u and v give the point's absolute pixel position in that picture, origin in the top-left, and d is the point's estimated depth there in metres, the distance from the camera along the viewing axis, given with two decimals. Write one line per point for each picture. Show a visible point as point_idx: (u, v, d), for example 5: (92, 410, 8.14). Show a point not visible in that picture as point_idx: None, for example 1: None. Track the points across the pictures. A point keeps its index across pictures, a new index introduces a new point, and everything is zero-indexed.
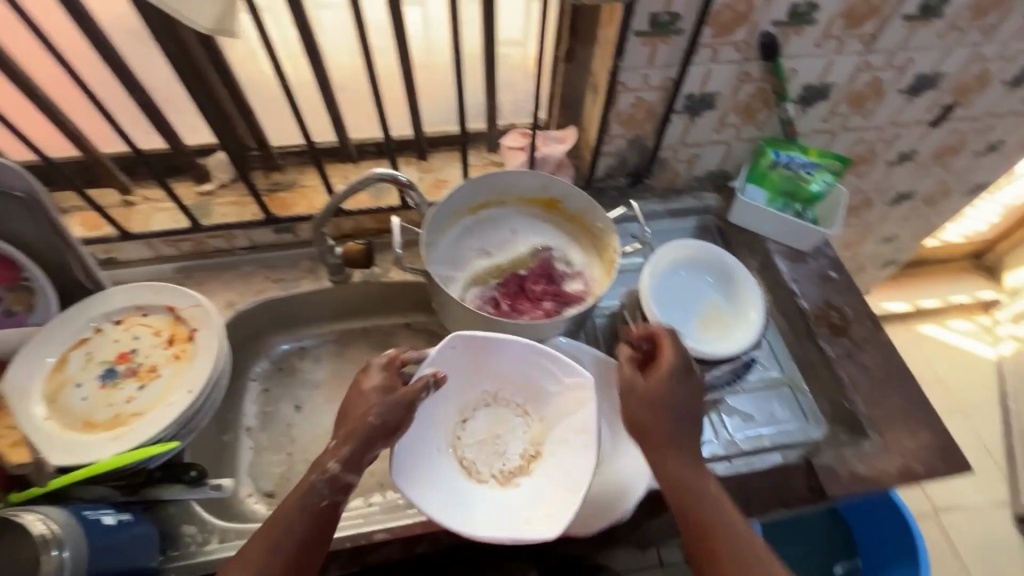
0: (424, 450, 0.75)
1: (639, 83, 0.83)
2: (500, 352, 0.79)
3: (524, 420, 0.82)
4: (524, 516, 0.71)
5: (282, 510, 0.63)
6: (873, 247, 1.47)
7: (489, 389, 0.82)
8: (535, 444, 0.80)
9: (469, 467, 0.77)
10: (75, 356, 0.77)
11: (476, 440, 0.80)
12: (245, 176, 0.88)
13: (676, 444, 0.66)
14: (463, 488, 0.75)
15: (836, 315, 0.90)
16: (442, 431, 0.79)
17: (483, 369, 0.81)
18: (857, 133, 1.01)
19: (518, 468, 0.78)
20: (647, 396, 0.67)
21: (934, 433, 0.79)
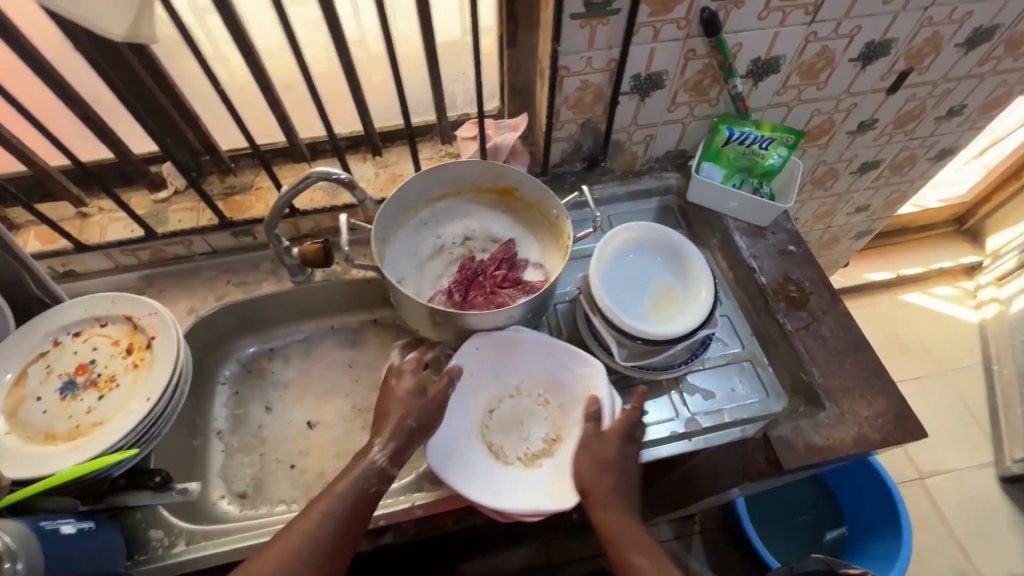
0: (454, 436, 0.77)
1: (582, 66, 0.82)
2: (519, 339, 0.82)
3: (548, 407, 0.82)
4: (547, 491, 0.74)
5: (335, 497, 0.65)
6: (845, 219, 1.47)
7: (513, 378, 0.84)
8: (558, 429, 0.80)
9: (496, 451, 0.78)
10: (35, 370, 0.78)
11: (503, 427, 0.81)
12: (191, 182, 0.87)
13: (624, 504, 0.71)
14: (489, 469, 0.76)
15: (794, 289, 0.90)
16: (469, 419, 0.80)
17: (505, 358, 0.83)
18: (812, 104, 1.01)
19: (542, 452, 0.79)
20: (599, 461, 0.72)
21: (890, 399, 0.80)
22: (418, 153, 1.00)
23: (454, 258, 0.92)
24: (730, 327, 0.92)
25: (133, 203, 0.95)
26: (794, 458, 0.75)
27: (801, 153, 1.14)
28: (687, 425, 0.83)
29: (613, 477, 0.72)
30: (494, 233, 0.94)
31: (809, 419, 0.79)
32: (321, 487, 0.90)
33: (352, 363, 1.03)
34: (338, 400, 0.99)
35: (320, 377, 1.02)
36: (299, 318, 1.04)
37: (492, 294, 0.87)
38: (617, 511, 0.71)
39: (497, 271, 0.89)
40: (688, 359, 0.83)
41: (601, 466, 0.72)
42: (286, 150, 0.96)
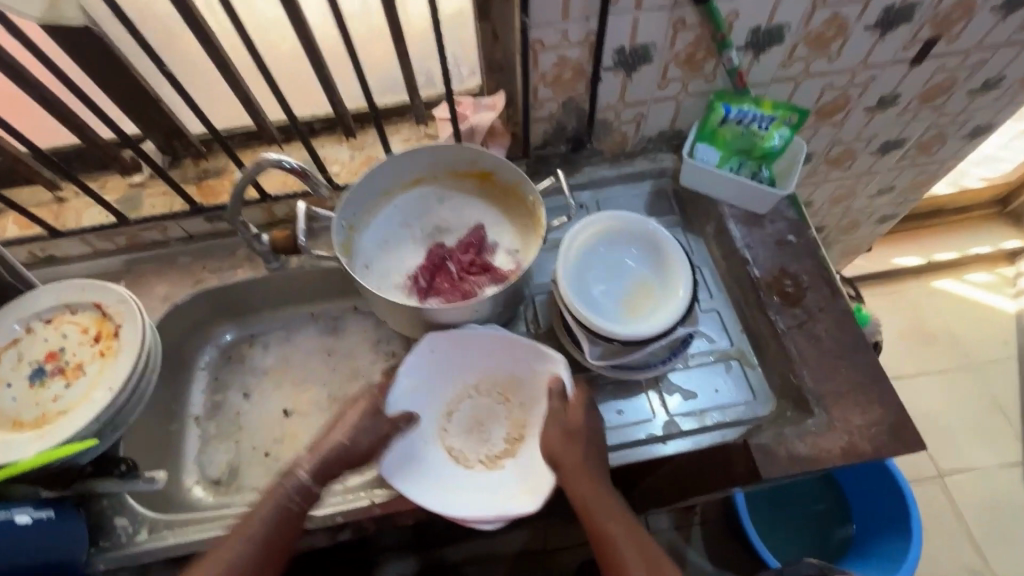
0: (410, 443, 0.75)
1: (557, 39, 0.76)
2: (475, 337, 0.79)
3: (508, 405, 0.80)
4: (512, 492, 0.72)
5: (256, 518, 0.65)
6: (866, 202, 1.36)
7: (471, 378, 0.81)
8: (520, 428, 0.78)
9: (456, 455, 0.76)
10: (7, 357, 0.79)
11: (463, 428, 0.78)
12: (156, 167, 0.85)
13: (595, 473, 0.70)
14: (448, 474, 0.74)
15: (790, 283, 0.83)
16: (426, 424, 0.78)
17: (461, 357, 0.80)
18: (824, 78, 0.91)
19: (505, 452, 0.76)
20: (567, 430, 0.71)
21: (885, 407, 0.74)
22: (395, 135, 0.95)
23: (421, 241, 0.89)
24: (719, 322, 0.87)
25: (109, 188, 0.94)
26: (774, 468, 0.71)
27: (813, 131, 1.04)
28: (666, 428, 0.78)
29: (581, 446, 0.70)
30: (465, 215, 0.90)
31: (794, 427, 0.73)
32: None
33: (331, 350, 1.01)
34: (314, 388, 0.97)
35: (297, 364, 1.00)
36: (278, 305, 1.02)
37: (458, 283, 0.84)
38: (588, 481, 0.69)
39: (464, 257, 0.85)
40: (668, 358, 0.78)
41: (569, 436, 0.71)
42: (257, 133, 0.92)
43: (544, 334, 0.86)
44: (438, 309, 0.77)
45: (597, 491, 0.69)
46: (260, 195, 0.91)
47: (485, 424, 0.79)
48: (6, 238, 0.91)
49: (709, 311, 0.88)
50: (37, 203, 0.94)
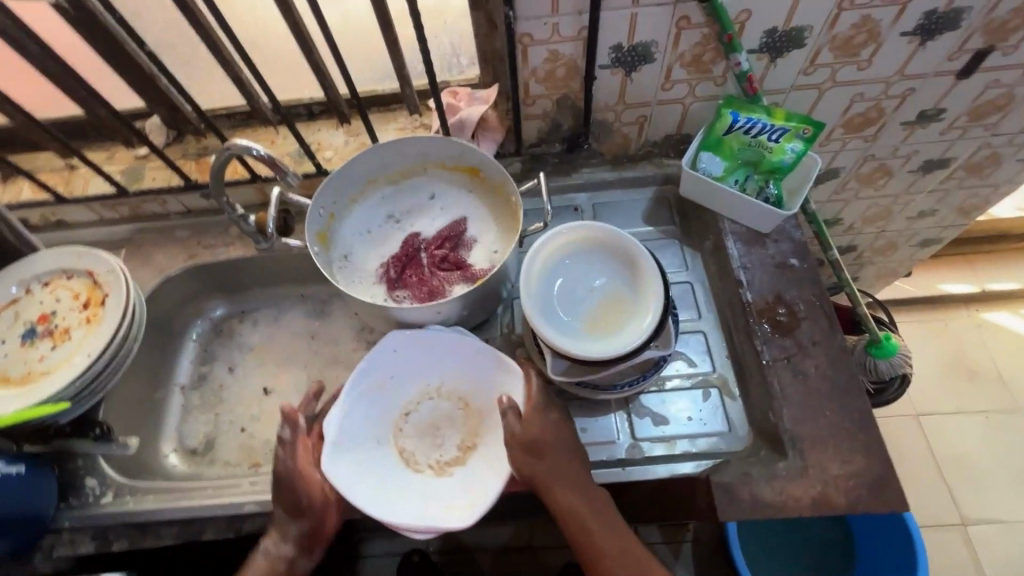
0: (362, 440, 0.76)
1: (547, 33, 0.72)
2: (438, 341, 0.79)
3: (465, 414, 0.80)
4: (451, 503, 0.72)
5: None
6: (905, 223, 1.24)
7: (433, 381, 0.81)
8: (472, 438, 0.78)
9: (407, 457, 0.77)
10: (6, 315, 0.84)
11: (416, 432, 0.79)
12: (150, 143, 0.87)
13: (573, 480, 0.69)
14: (394, 477, 0.75)
15: (784, 312, 0.77)
16: (382, 422, 0.79)
17: (424, 360, 0.81)
18: (852, 88, 0.83)
19: (455, 460, 0.77)
20: (531, 445, 0.69)
21: (871, 457, 0.68)
22: (391, 122, 0.93)
23: (398, 230, 0.88)
24: (703, 345, 0.81)
25: (116, 159, 0.97)
26: (734, 509, 0.67)
27: (841, 144, 0.95)
28: (628, 451, 0.74)
29: (550, 458, 0.69)
30: (448, 207, 0.88)
31: (762, 467, 0.68)
32: (264, 455, 0.91)
33: (315, 334, 1.01)
34: (295, 369, 0.98)
35: (281, 344, 1.01)
36: (269, 284, 1.04)
37: (427, 277, 0.83)
38: (568, 491, 0.69)
39: (438, 251, 0.84)
40: (639, 379, 0.74)
41: (532, 449, 0.69)
42: (253, 113, 0.93)
43: (517, 340, 0.84)
44: (405, 307, 0.75)
45: (578, 503, 0.69)
46: (250, 175, 0.91)
47: (440, 429, 0.80)
48: (18, 200, 0.95)
49: (693, 333, 0.82)
50: (50, 169, 0.98)
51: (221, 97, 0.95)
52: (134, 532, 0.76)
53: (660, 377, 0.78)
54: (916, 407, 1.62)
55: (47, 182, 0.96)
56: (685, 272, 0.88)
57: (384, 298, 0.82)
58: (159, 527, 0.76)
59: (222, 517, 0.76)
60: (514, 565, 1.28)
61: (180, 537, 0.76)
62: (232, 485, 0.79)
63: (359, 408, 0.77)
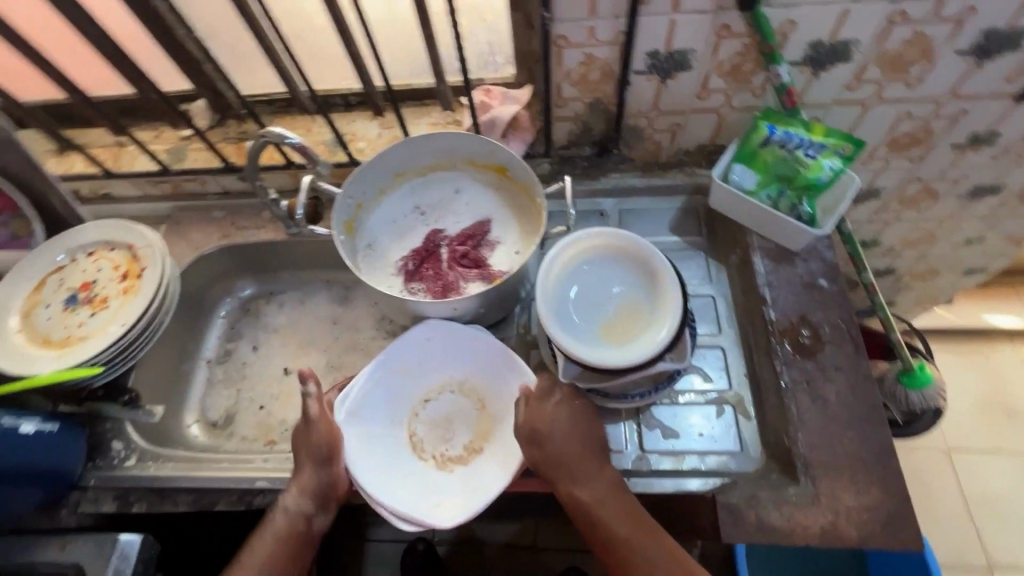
0: (376, 418, 0.79)
1: (583, 36, 0.71)
2: (466, 337, 0.80)
3: (480, 415, 0.81)
4: (442, 501, 0.74)
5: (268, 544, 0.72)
6: (949, 250, 1.18)
7: (457, 374, 0.82)
8: (480, 441, 0.79)
9: (415, 442, 0.79)
10: (51, 281, 0.88)
11: (430, 420, 0.81)
12: (193, 125, 0.90)
13: (577, 464, 0.69)
14: (398, 459, 0.77)
15: (808, 333, 0.75)
16: (400, 402, 0.81)
17: (449, 353, 0.82)
18: (899, 106, 0.79)
19: (457, 458, 0.78)
20: (531, 434, 0.69)
21: (887, 491, 0.65)
22: (424, 117, 0.94)
23: (421, 220, 0.89)
24: (721, 360, 0.80)
25: (162, 138, 1.01)
26: (738, 532, 0.65)
27: (884, 164, 0.91)
28: (635, 462, 0.73)
29: (556, 447, 0.69)
30: (474, 205, 0.89)
31: (771, 492, 0.67)
32: (279, 434, 0.93)
33: (336, 320, 1.03)
34: (315, 353, 1.00)
35: (303, 327, 1.04)
36: (297, 268, 1.06)
37: (444, 272, 0.84)
38: (572, 477, 0.69)
39: (459, 248, 0.85)
40: (651, 390, 0.73)
41: (535, 439, 0.69)
42: (292, 101, 0.95)
43: (532, 341, 0.84)
44: (423, 301, 0.76)
45: (583, 488, 0.68)
46: (285, 161, 0.94)
47: (453, 423, 0.81)
48: (71, 173, 1.01)
49: (711, 347, 0.81)
50: (102, 145, 1.03)
51: (264, 84, 0.98)
52: (153, 497, 0.80)
53: (673, 390, 0.77)
54: (949, 442, 1.55)
55: (98, 157, 1.01)
56: (708, 285, 0.86)
57: (400, 288, 0.83)
58: (176, 494, 0.80)
59: (235, 490, 0.79)
60: (517, 562, 1.29)
61: (195, 505, 0.79)
62: (248, 462, 0.82)
63: (381, 386, 0.80)
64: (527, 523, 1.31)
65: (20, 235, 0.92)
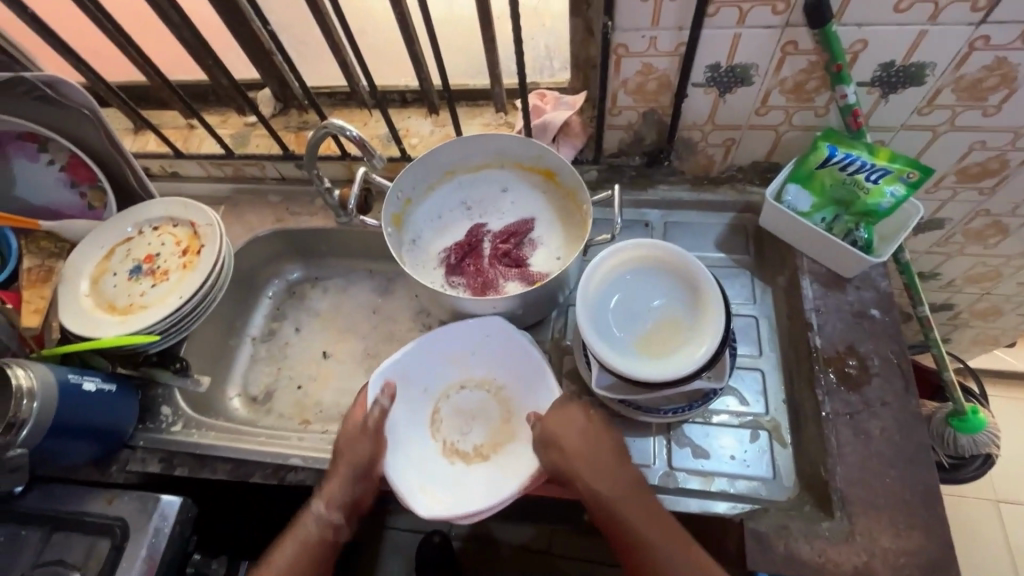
0: (411, 387, 0.81)
1: (644, 46, 0.71)
2: (512, 346, 0.80)
3: (503, 425, 0.81)
4: (425, 488, 0.75)
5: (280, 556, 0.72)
6: (1016, 290, 1.11)
7: (498, 378, 0.83)
8: (490, 449, 0.80)
9: (436, 421, 0.82)
10: (119, 251, 0.94)
11: (457, 405, 0.83)
12: (258, 112, 0.95)
13: (594, 463, 0.68)
14: (414, 431, 0.80)
15: (855, 364, 0.72)
16: (438, 379, 0.84)
17: (493, 351, 0.82)
18: (973, 135, 0.75)
19: (461, 453, 0.80)
20: (545, 440, 0.71)
21: (928, 537, 0.62)
22: (476, 118, 0.96)
23: (467, 214, 0.90)
24: (759, 384, 0.78)
25: (228, 123, 1.07)
26: (764, 560, 0.63)
27: (951, 193, 0.87)
28: (662, 478, 0.72)
29: (568, 443, 0.69)
30: (518, 205, 0.90)
31: (804, 524, 0.65)
32: (313, 415, 0.97)
33: (376, 309, 1.06)
34: (353, 340, 1.04)
35: (344, 313, 1.07)
36: (343, 256, 1.10)
37: (485, 269, 0.85)
38: (592, 476, 0.68)
39: (501, 245, 0.86)
40: (684, 408, 0.72)
41: (550, 444, 0.71)
42: (352, 95, 0.99)
43: (566, 347, 0.84)
44: (463, 297, 0.78)
45: (603, 485, 0.67)
46: (341, 152, 0.97)
47: (476, 420, 0.82)
48: (145, 151, 1.07)
49: (750, 370, 0.79)
50: (174, 127, 1.09)
51: (327, 78, 1.02)
52: (194, 462, 0.83)
53: (707, 410, 0.76)
54: (999, 493, 1.45)
55: (170, 137, 1.07)
56: (751, 305, 0.84)
57: (441, 281, 0.85)
58: (215, 462, 0.83)
59: (270, 465, 0.82)
60: (531, 566, 1.29)
61: (231, 474, 0.82)
62: (286, 440, 0.86)
63: (429, 358, 0.82)
64: (544, 528, 1.31)
65: (96, 207, 0.97)
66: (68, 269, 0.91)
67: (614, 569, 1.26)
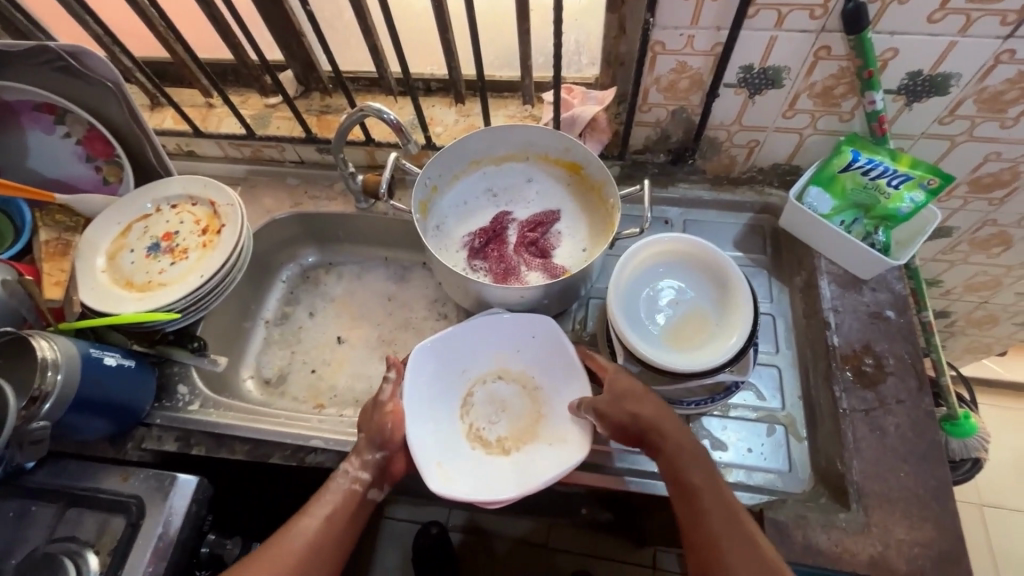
0: (450, 367, 0.83)
1: (681, 45, 0.72)
2: (552, 349, 0.81)
3: (530, 423, 0.81)
4: (440, 464, 0.75)
5: (321, 504, 0.71)
6: (1013, 300, 1.14)
7: (536, 377, 0.84)
8: (512, 444, 0.80)
9: (467, 405, 0.83)
10: (136, 228, 0.93)
11: (491, 393, 0.84)
12: (285, 93, 0.94)
13: (669, 421, 0.67)
14: (444, 410, 0.81)
15: (871, 362, 0.75)
16: (477, 363, 0.85)
17: (532, 348, 0.83)
18: (990, 145, 0.78)
19: (485, 440, 0.80)
20: (625, 391, 0.69)
21: (941, 530, 0.64)
22: (502, 109, 0.96)
23: (492, 201, 0.91)
24: (776, 381, 0.80)
25: (248, 104, 1.06)
26: (784, 550, 0.65)
27: (962, 203, 0.90)
28: None
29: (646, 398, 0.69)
30: (543, 195, 0.91)
31: (821, 514, 0.67)
32: (328, 399, 0.97)
33: (391, 296, 1.06)
34: (367, 326, 1.03)
35: (359, 299, 1.07)
36: (360, 242, 1.10)
37: (509, 256, 0.86)
38: (666, 432, 0.66)
39: (528, 234, 0.87)
40: (705, 400, 0.73)
41: (626, 399, 0.69)
42: (378, 81, 0.99)
43: (588, 338, 0.85)
44: (489, 284, 0.79)
45: (680, 440, 0.66)
46: (365, 138, 0.97)
47: (506, 411, 0.83)
48: (162, 128, 1.06)
49: (768, 366, 0.81)
50: (193, 105, 1.08)
51: (353, 63, 1.02)
52: (211, 441, 0.84)
53: (725, 403, 0.78)
54: (983, 497, 1.49)
55: (189, 115, 1.06)
56: (770, 303, 0.87)
57: (464, 264, 0.86)
58: (233, 442, 0.83)
59: (289, 446, 0.82)
60: (529, 559, 1.29)
61: (249, 454, 0.82)
62: (306, 421, 0.85)
63: (472, 340, 0.83)
64: (542, 522, 1.32)
65: (110, 181, 0.95)
66: (84, 244, 0.89)
67: (602, 560, 1.28)
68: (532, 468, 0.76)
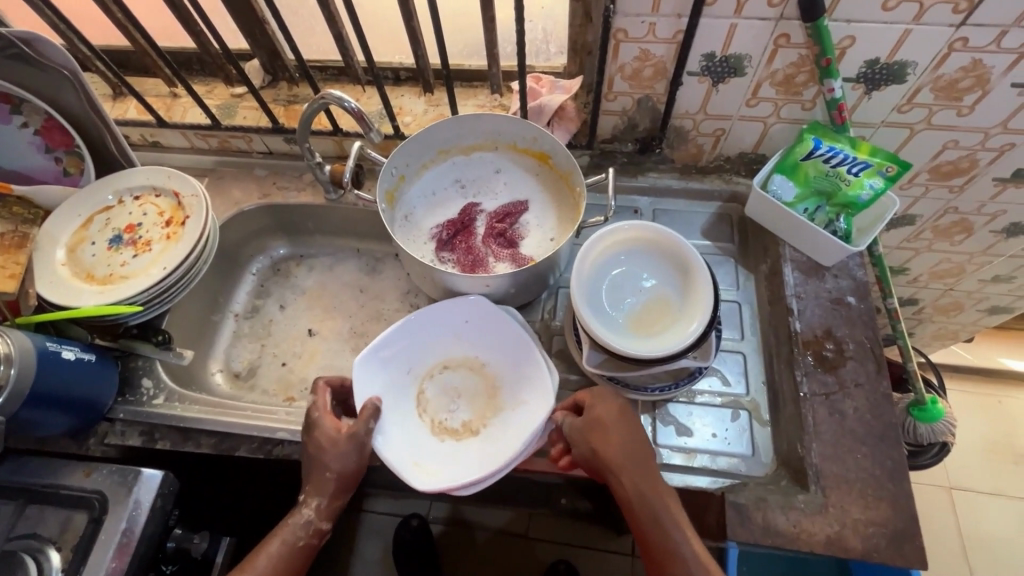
0: (394, 368, 0.82)
1: (642, 32, 0.73)
2: (496, 326, 0.82)
3: (488, 399, 0.82)
4: (415, 463, 0.75)
5: (264, 555, 0.69)
6: (977, 286, 1.17)
7: (480, 356, 0.84)
8: (479, 423, 0.80)
9: (422, 403, 0.82)
10: (97, 219, 0.91)
11: (442, 384, 0.84)
12: (249, 82, 0.93)
13: (638, 452, 0.67)
14: (405, 411, 0.80)
15: (832, 348, 0.76)
16: (421, 358, 0.84)
17: (478, 330, 0.84)
18: (947, 133, 0.79)
19: (452, 430, 0.80)
20: (592, 424, 0.68)
21: (896, 509, 0.66)
22: (471, 99, 0.96)
23: (461, 192, 0.91)
24: (741, 366, 0.81)
25: (214, 94, 1.04)
26: (745, 531, 0.66)
27: (923, 190, 0.91)
28: None
29: (615, 433, 0.67)
30: (513, 187, 0.91)
31: (780, 496, 0.68)
32: (298, 391, 0.96)
33: (363, 288, 1.05)
34: (339, 318, 1.03)
35: (331, 292, 1.06)
36: (332, 234, 1.09)
37: (477, 248, 0.86)
38: (632, 462, 0.66)
39: (496, 225, 0.87)
40: (670, 386, 0.74)
41: (596, 428, 0.68)
42: (346, 70, 0.98)
43: (556, 328, 0.85)
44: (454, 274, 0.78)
45: (645, 471, 0.66)
46: (333, 128, 0.96)
47: (460, 395, 0.83)
48: (125, 118, 1.04)
49: (732, 353, 0.82)
50: (157, 95, 1.06)
51: (319, 52, 1.01)
52: (176, 435, 0.83)
53: (691, 390, 0.79)
54: (951, 480, 1.53)
55: (153, 105, 1.04)
56: (735, 291, 0.88)
57: (431, 256, 0.86)
58: (199, 435, 0.82)
59: (256, 438, 0.81)
60: (510, 549, 1.30)
61: (215, 448, 0.81)
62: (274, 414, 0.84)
63: (411, 339, 0.83)
64: (522, 511, 1.33)
65: (71, 173, 0.93)
66: (43, 237, 0.87)
67: (586, 551, 1.29)
68: (503, 438, 0.77)
